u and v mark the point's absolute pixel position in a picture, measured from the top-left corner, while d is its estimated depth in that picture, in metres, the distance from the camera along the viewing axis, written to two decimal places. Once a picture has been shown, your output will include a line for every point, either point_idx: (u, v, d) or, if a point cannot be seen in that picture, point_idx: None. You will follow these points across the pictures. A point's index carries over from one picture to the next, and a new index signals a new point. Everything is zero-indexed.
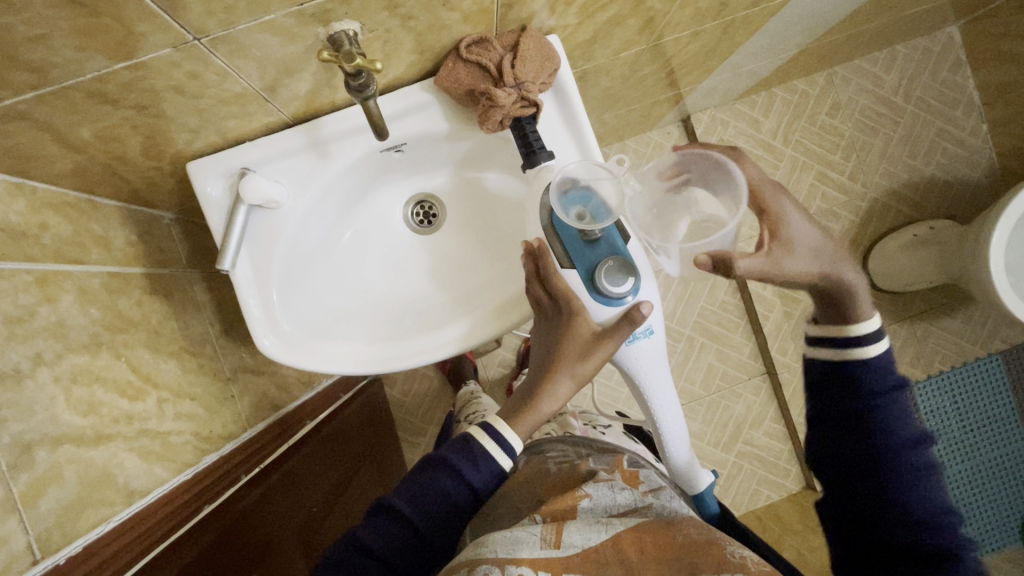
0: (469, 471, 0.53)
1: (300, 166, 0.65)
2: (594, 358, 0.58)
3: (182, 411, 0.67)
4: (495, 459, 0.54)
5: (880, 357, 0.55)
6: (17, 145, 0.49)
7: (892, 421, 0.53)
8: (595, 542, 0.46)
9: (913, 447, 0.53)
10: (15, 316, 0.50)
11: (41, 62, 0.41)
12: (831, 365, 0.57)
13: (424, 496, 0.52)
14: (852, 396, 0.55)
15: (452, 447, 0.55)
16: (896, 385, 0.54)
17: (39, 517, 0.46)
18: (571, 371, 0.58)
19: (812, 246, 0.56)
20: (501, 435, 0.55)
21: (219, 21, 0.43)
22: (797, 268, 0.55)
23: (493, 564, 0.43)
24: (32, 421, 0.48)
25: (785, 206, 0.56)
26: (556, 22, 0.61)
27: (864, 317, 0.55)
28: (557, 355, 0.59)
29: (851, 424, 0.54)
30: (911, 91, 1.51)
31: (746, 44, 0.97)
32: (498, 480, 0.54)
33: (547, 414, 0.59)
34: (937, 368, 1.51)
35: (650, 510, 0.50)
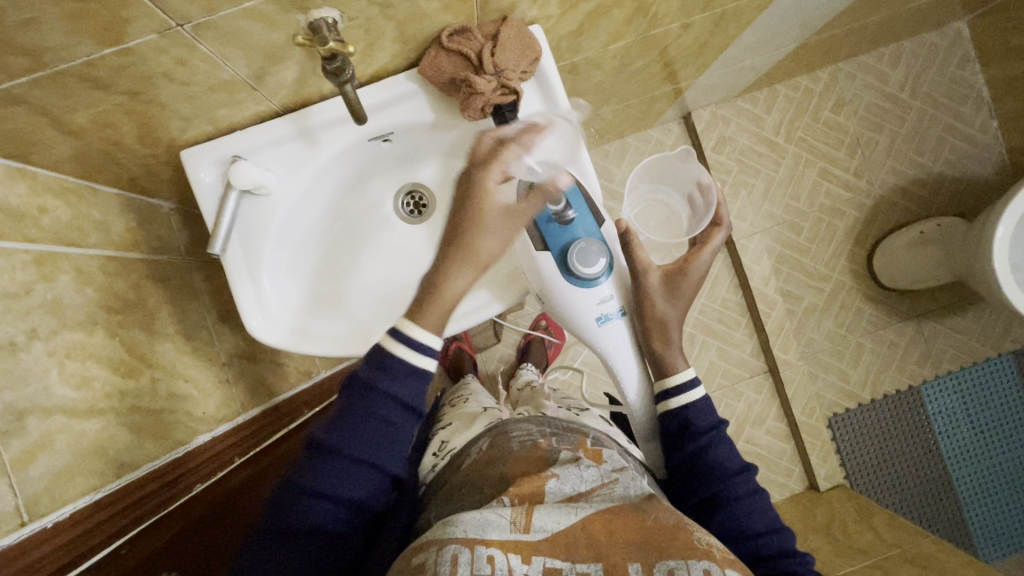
0: (390, 384, 0.54)
1: (290, 154, 0.67)
2: (502, 235, 0.58)
3: (176, 391, 0.69)
4: (416, 362, 0.55)
5: (699, 401, 0.59)
6: (16, 130, 0.52)
7: (719, 460, 0.56)
8: (567, 525, 0.46)
9: (738, 476, 0.56)
10: (12, 291, 0.52)
11: (33, 47, 0.43)
12: (664, 419, 0.60)
13: (356, 426, 0.53)
14: (685, 444, 0.58)
15: (370, 368, 0.55)
16: (715, 425, 0.58)
17: (29, 481, 0.49)
18: (481, 247, 0.58)
19: (680, 306, 0.62)
20: (415, 342, 0.54)
21: (200, 8, 0.45)
22: (656, 304, 0.61)
23: (463, 544, 0.44)
24: (26, 390, 0.50)
25: (704, 264, 0.63)
26: (538, 13, 0.63)
27: (677, 369, 0.60)
28: (468, 231, 0.57)
29: (686, 473, 0.57)
30: (918, 86, 1.49)
31: (740, 37, 0.98)
32: (421, 382, 0.56)
33: (450, 302, 0.57)
34: (945, 368, 1.48)
35: (615, 486, 0.51)
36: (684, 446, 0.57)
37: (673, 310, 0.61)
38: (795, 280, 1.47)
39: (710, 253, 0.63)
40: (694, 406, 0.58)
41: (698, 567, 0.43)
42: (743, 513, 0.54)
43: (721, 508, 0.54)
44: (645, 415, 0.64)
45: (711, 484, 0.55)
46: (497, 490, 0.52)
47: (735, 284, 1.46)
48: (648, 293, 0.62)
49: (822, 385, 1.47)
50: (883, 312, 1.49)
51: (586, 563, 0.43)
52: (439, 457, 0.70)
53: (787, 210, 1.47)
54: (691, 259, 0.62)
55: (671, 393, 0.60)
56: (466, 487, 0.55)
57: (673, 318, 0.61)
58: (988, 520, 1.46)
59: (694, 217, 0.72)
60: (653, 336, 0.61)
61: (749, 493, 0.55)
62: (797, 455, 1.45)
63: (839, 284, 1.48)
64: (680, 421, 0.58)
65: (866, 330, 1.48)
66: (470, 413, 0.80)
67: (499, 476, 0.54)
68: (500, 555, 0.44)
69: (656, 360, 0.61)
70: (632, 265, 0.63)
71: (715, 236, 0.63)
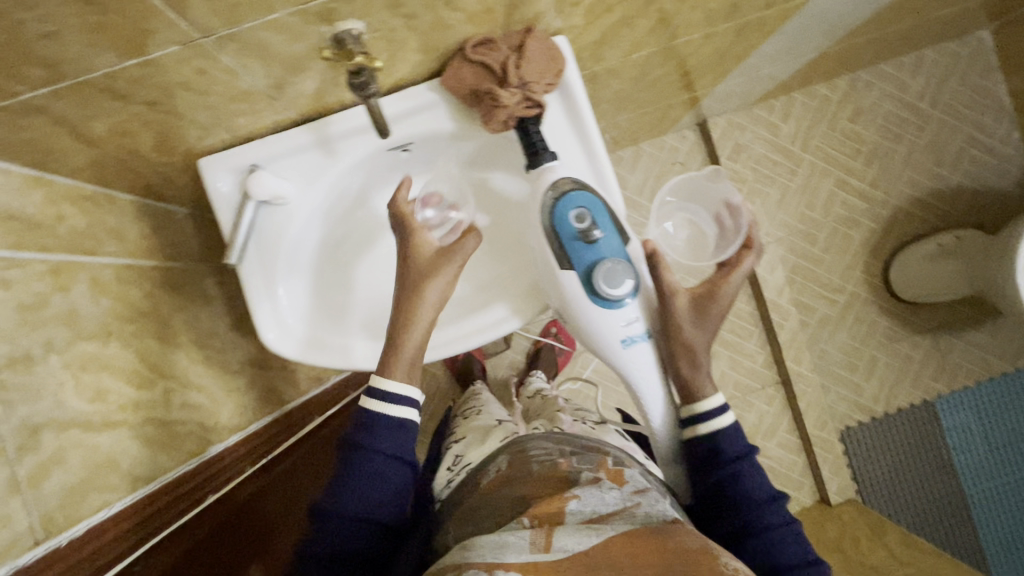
0: (370, 440, 0.59)
1: (308, 163, 0.66)
2: (445, 283, 0.62)
3: (189, 401, 0.69)
4: (394, 414, 0.61)
5: (728, 427, 0.58)
6: (34, 138, 0.51)
7: (749, 490, 0.56)
8: (588, 547, 0.44)
9: (769, 505, 0.55)
10: (27, 303, 0.52)
11: (53, 58, 0.42)
12: (692, 444, 0.59)
13: (346, 484, 0.59)
14: (714, 471, 0.57)
15: (356, 429, 0.60)
16: (746, 452, 0.57)
17: (43, 498, 0.48)
18: (430, 289, 0.62)
19: (708, 330, 0.61)
20: (384, 392, 0.60)
21: (224, 20, 0.44)
22: (684, 328, 0.60)
23: (481, 569, 0.43)
24: (40, 405, 0.50)
25: (733, 289, 0.62)
26: (562, 23, 0.61)
27: (705, 395, 0.59)
28: (410, 285, 0.62)
29: (713, 501, 0.57)
30: (938, 96, 1.47)
31: (762, 47, 0.95)
32: (402, 432, 0.61)
33: (411, 354, 0.62)
34: (961, 383, 1.45)
35: (637, 510, 0.49)
36: (712, 473, 0.57)
37: (700, 336, 0.60)
38: (810, 291, 1.45)
39: (738, 277, 0.62)
40: (723, 432, 0.58)
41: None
42: (773, 544, 0.54)
43: (752, 539, 0.54)
44: (668, 439, 0.62)
45: (740, 514, 0.55)
46: (515, 513, 0.51)
47: (748, 293, 1.44)
48: (676, 316, 0.60)
49: (834, 398, 1.45)
50: (898, 325, 1.46)
51: None
52: (454, 471, 0.70)
53: (802, 219, 1.45)
54: (719, 283, 0.62)
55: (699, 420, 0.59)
56: (483, 509, 0.54)
57: (701, 341, 0.60)
58: (1002, 540, 1.44)
59: (722, 237, 0.70)
60: (680, 360, 0.60)
61: (778, 524, 0.55)
62: (808, 468, 1.43)
63: (854, 295, 1.46)
64: (708, 447, 0.58)
65: (880, 343, 1.46)
66: (484, 426, 0.79)
67: (518, 497, 0.52)
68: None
69: (683, 384, 0.60)
70: (660, 288, 0.61)
71: (746, 261, 0.62)
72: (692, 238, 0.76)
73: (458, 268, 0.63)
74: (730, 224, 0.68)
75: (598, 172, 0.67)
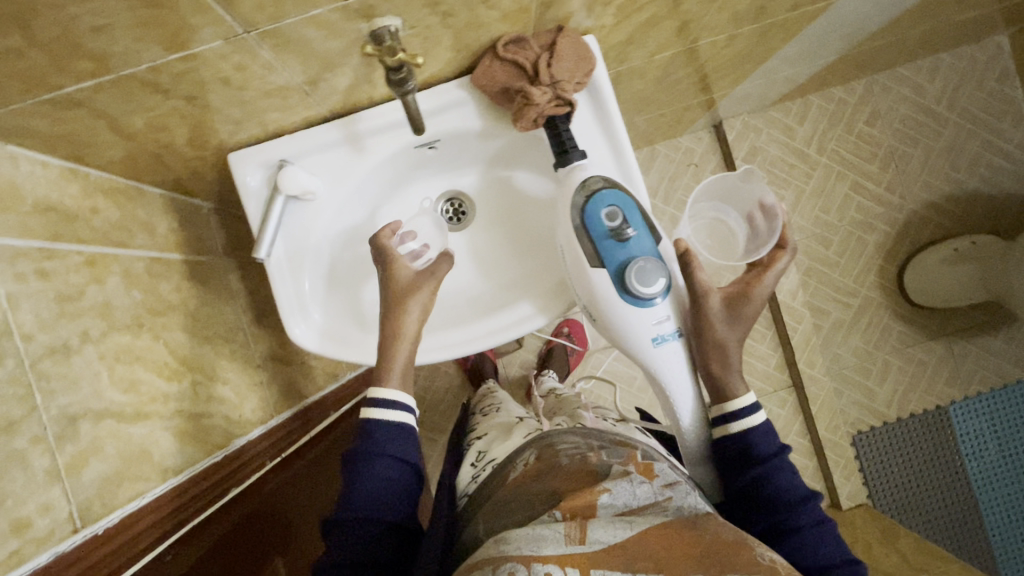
0: (374, 445, 0.61)
1: (336, 160, 0.67)
2: (423, 305, 0.65)
3: (215, 394, 0.69)
4: (392, 419, 0.62)
5: (760, 426, 0.59)
6: (74, 131, 0.52)
7: (783, 488, 0.56)
8: (621, 538, 0.44)
9: (803, 504, 0.56)
10: (65, 294, 0.52)
11: (101, 52, 0.43)
12: (724, 443, 0.60)
13: (354, 491, 0.60)
14: (748, 469, 0.57)
15: (358, 438, 0.62)
16: (777, 451, 0.58)
17: (81, 487, 0.48)
18: (408, 310, 0.64)
19: (740, 330, 0.61)
20: (378, 399, 0.62)
21: (268, 15, 0.44)
22: (717, 327, 0.60)
23: (519, 563, 0.42)
24: (78, 395, 0.50)
25: (767, 287, 0.62)
26: (593, 23, 0.62)
27: (737, 394, 0.59)
28: (391, 308, 0.64)
29: (747, 499, 0.57)
30: (956, 101, 1.46)
31: (783, 49, 0.95)
32: (403, 435, 0.62)
33: (397, 374, 0.63)
34: (975, 390, 1.44)
35: (669, 505, 0.50)
36: (746, 472, 0.57)
37: (733, 334, 0.61)
38: (824, 295, 1.44)
39: (773, 278, 0.62)
40: (755, 430, 0.58)
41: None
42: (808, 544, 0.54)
43: (789, 538, 0.54)
44: (696, 440, 0.62)
45: (775, 512, 0.55)
46: (547, 505, 0.51)
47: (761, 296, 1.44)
48: (709, 316, 0.61)
49: (847, 402, 1.45)
50: (912, 330, 1.45)
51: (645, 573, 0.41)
52: (479, 467, 0.70)
53: (817, 222, 1.44)
54: (753, 283, 0.62)
55: (732, 418, 0.59)
56: (514, 501, 0.54)
57: (733, 342, 0.60)
58: (1015, 549, 1.43)
59: (755, 237, 0.70)
60: (712, 359, 0.60)
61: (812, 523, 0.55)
62: (819, 472, 1.43)
63: (868, 299, 1.45)
64: (741, 446, 0.58)
65: (894, 348, 1.45)
66: (505, 423, 0.79)
67: (549, 491, 0.52)
68: (557, 571, 0.42)
69: (714, 383, 0.60)
70: (693, 287, 0.62)
71: (781, 260, 0.63)
72: (724, 239, 0.76)
73: (434, 289, 0.66)
74: (762, 223, 0.68)
75: (625, 172, 0.67)
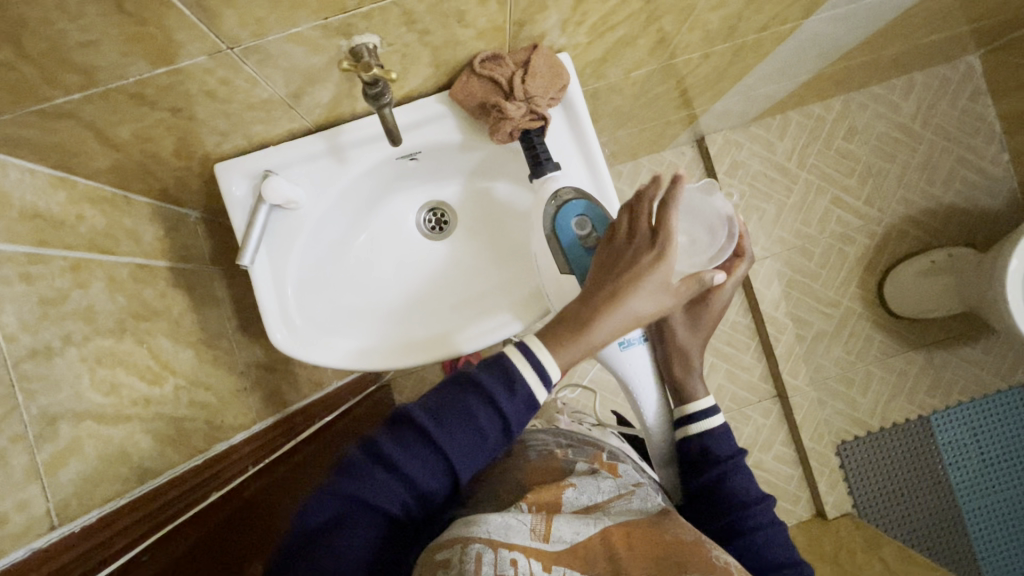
0: (504, 399, 0.49)
1: (320, 170, 0.69)
2: (656, 300, 0.55)
3: (196, 399, 0.70)
4: (528, 382, 0.50)
5: (718, 428, 0.61)
6: (63, 141, 0.54)
7: (737, 489, 0.58)
8: (587, 537, 0.46)
9: (755, 505, 0.57)
10: (50, 298, 0.54)
11: (89, 65, 0.45)
12: (682, 442, 0.62)
13: (450, 425, 0.47)
14: (705, 469, 0.59)
15: (490, 368, 0.50)
16: (733, 453, 0.60)
17: (59, 486, 0.49)
18: (651, 305, 0.54)
19: (700, 334, 0.64)
20: (532, 355, 0.51)
21: (250, 32, 0.47)
22: (678, 331, 0.63)
23: (487, 544, 0.42)
24: (58, 396, 0.52)
25: (728, 293, 0.65)
26: (566, 41, 0.65)
27: (696, 397, 0.62)
28: (630, 287, 0.54)
29: (703, 499, 0.59)
30: (930, 118, 1.50)
31: (757, 67, 0.99)
32: (529, 411, 0.50)
33: (585, 351, 0.54)
34: (956, 399, 1.47)
35: (632, 497, 0.52)
36: (703, 471, 0.59)
37: (694, 335, 0.64)
38: (806, 306, 1.47)
39: (732, 283, 0.66)
40: (713, 432, 0.60)
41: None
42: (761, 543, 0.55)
43: (740, 537, 0.56)
44: (662, 439, 0.65)
45: (729, 512, 0.57)
46: (513, 497, 0.51)
47: (745, 307, 1.46)
48: (671, 320, 0.63)
49: (830, 411, 1.47)
50: (893, 340, 1.48)
51: None
52: None
53: (798, 235, 1.48)
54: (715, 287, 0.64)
55: (692, 419, 0.62)
56: (481, 490, 0.54)
57: (695, 346, 0.64)
58: (997, 558, 1.44)
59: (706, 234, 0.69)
60: (674, 362, 0.63)
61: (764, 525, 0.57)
62: (804, 481, 1.44)
63: (849, 310, 1.48)
64: (700, 446, 0.60)
65: (875, 358, 1.48)
66: None
67: (517, 485, 0.53)
68: (522, 558, 0.42)
69: (675, 385, 0.63)
70: None
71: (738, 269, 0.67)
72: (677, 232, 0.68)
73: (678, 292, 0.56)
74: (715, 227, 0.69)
75: (599, 183, 0.69)
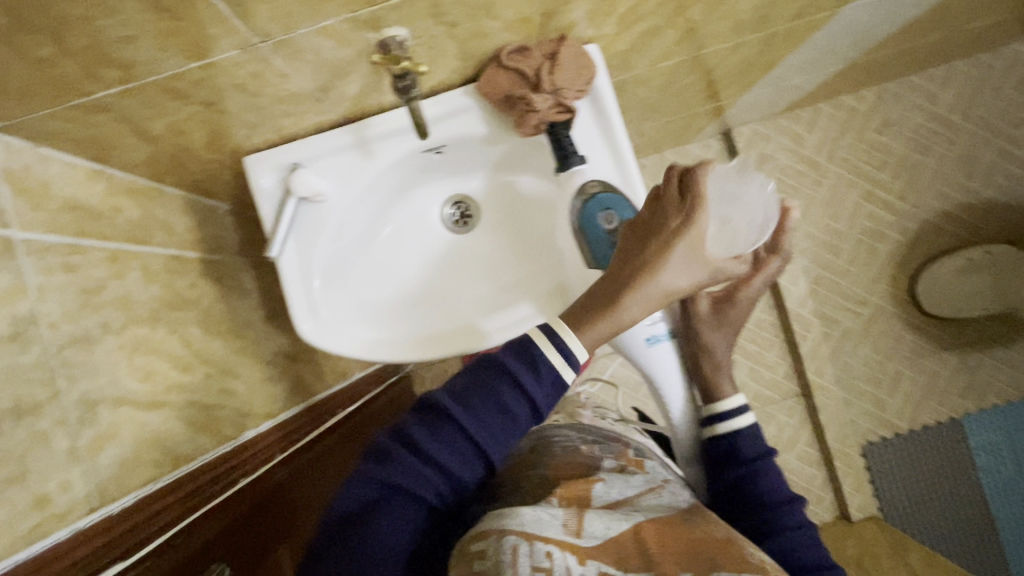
0: (532, 385, 0.49)
1: (346, 163, 0.69)
2: (687, 276, 0.53)
3: (226, 387, 0.72)
4: (554, 364, 0.49)
5: (748, 427, 0.60)
6: (101, 134, 0.55)
7: (766, 489, 0.56)
8: (621, 530, 0.45)
9: (787, 505, 0.56)
10: (89, 287, 0.56)
11: (127, 60, 0.46)
12: (711, 442, 0.62)
13: (478, 410, 0.48)
14: (733, 468, 0.58)
15: (517, 355, 0.50)
16: (763, 454, 0.59)
17: (98, 468, 0.51)
18: (681, 280, 0.53)
19: (730, 332, 0.64)
20: (561, 344, 0.50)
21: (281, 26, 0.47)
22: (704, 330, 0.64)
23: (521, 536, 0.42)
24: (97, 381, 0.53)
25: (754, 289, 0.64)
26: (594, 33, 0.64)
27: (726, 395, 0.62)
28: (659, 261, 0.52)
29: (734, 497, 0.58)
30: (970, 109, 1.45)
31: (789, 57, 0.96)
32: (556, 394, 0.50)
33: (614, 330, 0.52)
34: (990, 402, 1.42)
35: (663, 493, 0.52)
36: (732, 470, 0.58)
37: (724, 332, 0.64)
38: (833, 303, 1.43)
39: (763, 279, 0.65)
40: (743, 432, 0.60)
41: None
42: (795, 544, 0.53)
43: (774, 538, 0.54)
44: (688, 438, 0.65)
45: (758, 512, 0.55)
46: (542, 490, 0.51)
47: (770, 304, 1.44)
48: (698, 318, 0.64)
49: (857, 411, 1.43)
50: (925, 340, 1.43)
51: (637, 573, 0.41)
52: None
53: (827, 230, 1.44)
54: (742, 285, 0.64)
55: (721, 418, 0.61)
56: (509, 484, 0.54)
57: (723, 343, 0.64)
58: None
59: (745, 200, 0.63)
60: (702, 360, 0.64)
61: (798, 526, 0.55)
62: (828, 482, 1.41)
63: (880, 308, 1.44)
64: (729, 446, 0.60)
65: (906, 358, 1.43)
66: None
67: (545, 478, 0.53)
68: (557, 552, 0.42)
69: (705, 384, 0.63)
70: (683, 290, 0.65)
71: (769, 265, 0.65)
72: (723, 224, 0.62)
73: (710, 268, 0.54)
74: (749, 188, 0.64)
75: (625, 176, 0.68)
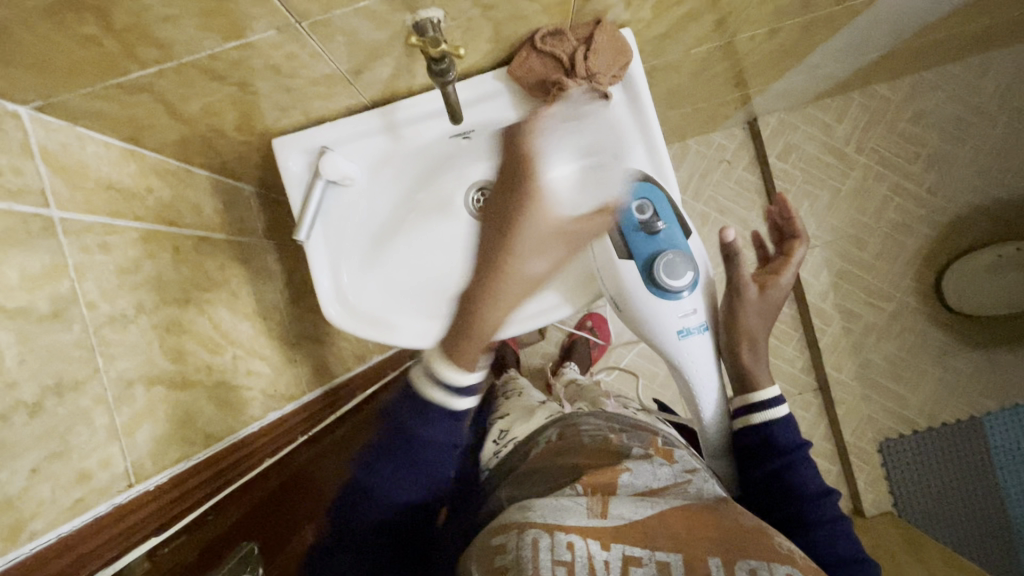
0: (424, 429, 0.49)
1: (375, 147, 0.69)
2: (547, 254, 0.48)
3: (253, 368, 0.73)
4: (447, 402, 0.49)
5: (783, 417, 0.60)
6: (136, 115, 0.55)
7: (802, 480, 0.56)
8: (644, 517, 0.45)
9: (822, 496, 0.55)
10: (124, 267, 0.56)
11: (167, 40, 0.46)
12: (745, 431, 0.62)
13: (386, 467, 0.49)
14: (770, 458, 0.58)
15: (405, 408, 0.50)
16: (799, 445, 0.58)
17: (135, 446, 0.52)
18: (537, 259, 0.47)
19: (768, 321, 0.64)
20: (446, 382, 0.48)
21: (320, 6, 0.46)
22: (747, 317, 0.63)
23: (543, 529, 0.42)
24: (133, 360, 0.54)
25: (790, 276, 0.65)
26: (630, 17, 0.62)
27: (762, 384, 0.62)
28: (504, 251, 0.47)
29: (769, 488, 0.58)
30: (1009, 100, 1.39)
31: (825, 44, 0.93)
32: (456, 423, 0.50)
33: (486, 338, 0.48)
34: (1015, 402, 1.39)
35: (689, 486, 0.51)
36: (768, 461, 0.58)
37: (763, 321, 0.64)
38: (856, 297, 1.41)
39: (795, 267, 0.66)
40: (778, 422, 0.59)
41: (781, 571, 0.40)
42: (831, 536, 0.53)
43: (809, 529, 0.54)
44: (717, 430, 0.67)
45: (797, 503, 0.55)
46: (569, 476, 0.51)
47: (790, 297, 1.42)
48: (740, 307, 0.63)
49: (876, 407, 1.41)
50: (950, 337, 1.41)
51: (665, 551, 0.42)
52: (500, 444, 0.71)
53: (852, 223, 1.41)
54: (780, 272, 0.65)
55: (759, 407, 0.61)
56: (538, 473, 0.54)
57: (762, 331, 0.63)
58: None
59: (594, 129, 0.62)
60: (740, 348, 0.63)
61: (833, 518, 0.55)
62: (843, 477, 1.41)
63: (904, 304, 1.41)
64: (763, 435, 0.60)
65: (929, 355, 1.41)
66: (527, 405, 0.79)
67: (572, 465, 0.52)
68: (579, 541, 0.42)
69: (740, 374, 0.63)
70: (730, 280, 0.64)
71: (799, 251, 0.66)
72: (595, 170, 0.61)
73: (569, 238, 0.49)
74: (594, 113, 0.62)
75: (657, 165, 0.67)
